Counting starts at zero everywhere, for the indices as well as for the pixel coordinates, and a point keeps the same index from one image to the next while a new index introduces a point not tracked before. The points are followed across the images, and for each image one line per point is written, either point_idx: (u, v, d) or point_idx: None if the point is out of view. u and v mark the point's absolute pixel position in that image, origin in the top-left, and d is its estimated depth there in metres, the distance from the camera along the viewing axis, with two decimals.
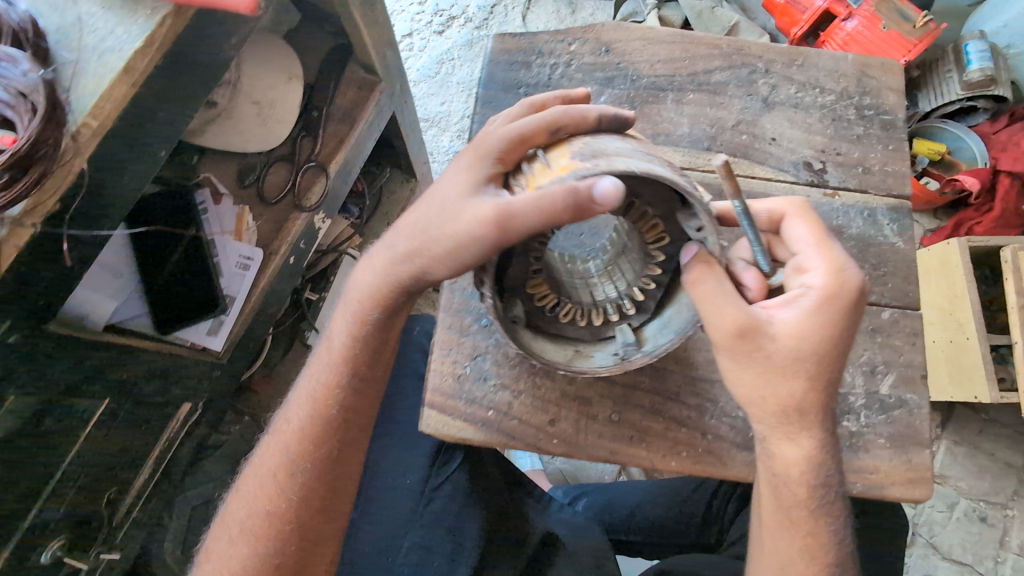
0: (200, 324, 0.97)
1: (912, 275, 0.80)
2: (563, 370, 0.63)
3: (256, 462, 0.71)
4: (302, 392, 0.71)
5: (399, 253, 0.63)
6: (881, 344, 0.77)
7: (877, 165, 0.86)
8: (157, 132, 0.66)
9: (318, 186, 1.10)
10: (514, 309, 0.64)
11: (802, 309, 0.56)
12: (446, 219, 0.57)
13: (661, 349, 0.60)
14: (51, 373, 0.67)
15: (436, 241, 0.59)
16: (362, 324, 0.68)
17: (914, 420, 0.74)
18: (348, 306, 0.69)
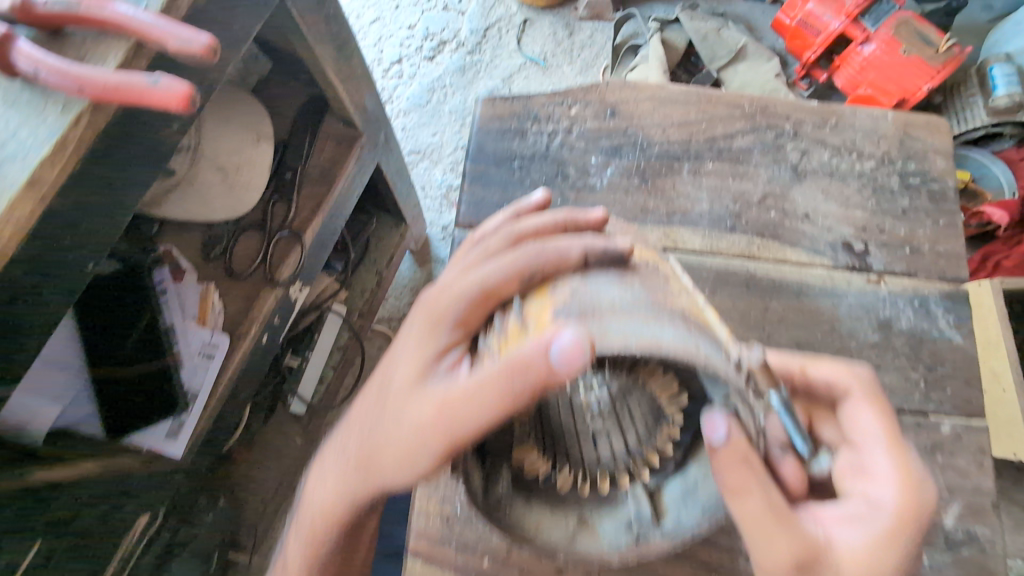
0: (158, 426, 0.86)
1: (975, 377, 0.69)
2: (562, 555, 0.50)
3: None
4: None
5: (354, 458, 0.53)
6: (943, 466, 0.65)
7: (927, 244, 0.74)
8: (77, 247, 0.55)
9: (292, 258, 0.98)
10: (499, 480, 0.53)
11: (868, 534, 0.50)
12: (399, 406, 0.49)
13: (688, 530, 0.48)
14: None
15: (393, 434, 0.49)
16: (318, 546, 0.58)
17: (987, 561, 0.62)
18: (302, 525, 0.59)
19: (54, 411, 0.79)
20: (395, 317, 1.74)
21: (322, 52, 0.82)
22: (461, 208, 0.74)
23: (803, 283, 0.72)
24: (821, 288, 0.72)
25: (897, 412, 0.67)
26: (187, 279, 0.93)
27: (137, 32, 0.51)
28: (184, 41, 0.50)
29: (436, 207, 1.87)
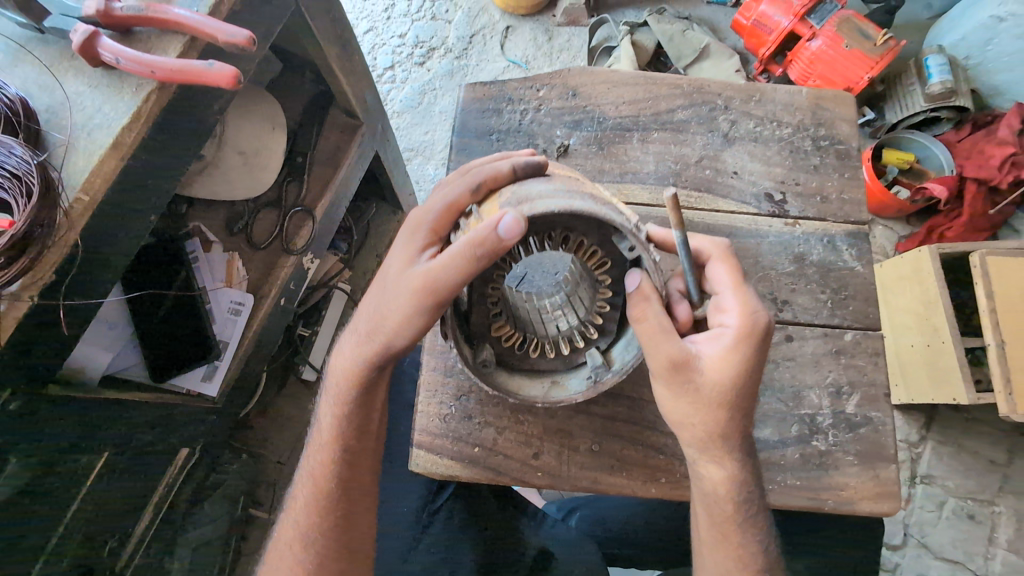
0: (197, 370, 1.02)
1: (872, 297, 0.86)
2: (542, 403, 0.70)
3: (279, 534, 0.81)
4: (304, 470, 0.81)
5: (364, 335, 0.72)
6: (846, 365, 0.83)
7: (834, 194, 0.90)
8: (147, 200, 0.70)
9: (306, 230, 1.14)
10: (483, 353, 0.72)
11: (723, 346, 0.65)
12: (390, 294, 0.67)
13: (627, 366, 0.67)
14: (46, 437, 0.70)
15: (389, 317, 0.68)
16: (342, 407, 0.77)
17: (880, 437, 0.80)
18: (329, 394, 0.79)
19: (107, 358, 0.92)
20: None
21: (328, 50, 0.98)
22: (449, 174, 0.90)
23: (733, 226, 0.88)
24: (747, 230, 0.88)
25: (808, 325, 0.84)
26: (214, 248, 1.08)
27: (196, 29, 0.66)
28: (230, 35, 0.66)
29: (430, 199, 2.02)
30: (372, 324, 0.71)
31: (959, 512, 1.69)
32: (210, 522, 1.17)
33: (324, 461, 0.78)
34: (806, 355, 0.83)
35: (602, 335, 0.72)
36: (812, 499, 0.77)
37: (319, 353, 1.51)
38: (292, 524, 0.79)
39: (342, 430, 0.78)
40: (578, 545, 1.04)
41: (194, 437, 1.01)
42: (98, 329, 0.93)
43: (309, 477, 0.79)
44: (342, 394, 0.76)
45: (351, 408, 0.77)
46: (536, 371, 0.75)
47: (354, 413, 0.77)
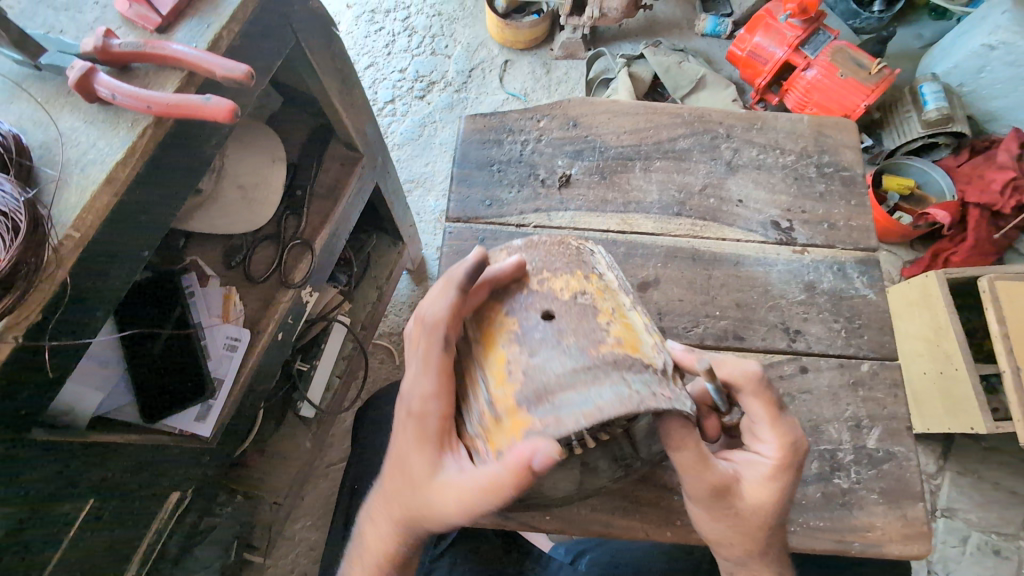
0: (188, 411, 0.97)
1: (887, 326, 0.83)
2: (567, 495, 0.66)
3: None
4: None
5: (393, 522, 0.68)
6: (864, 398, 0.79)
7: (842, 220, 0.89)
8: (139, 235, 0.69)
9: (304, 263, 1.13)
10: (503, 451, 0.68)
11: (760, 475, 0.63)
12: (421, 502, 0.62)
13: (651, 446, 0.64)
14: (28, 483, 0.66)
15: (420, 513, 0.64)
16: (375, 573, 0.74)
17: (905, 473, 0.76)
18: (354, 557, 0.75)
19: (96, 396, 0.89)
20: (395, 332, 1.86)
21: (328, 84, 0.98)
22: (450, 205, 0.89)
23: (740, 254, 0.86)
24: (755, 258, 0.86)
25: (823, 355, 0.81)
26: (210, 282, 1.06)
27: (193, 65, 0.67)
28: (228, 69, 0.66)
29: (431, 230, 2.02)
30: (400, 517, 0.66)
31: (983, 547, 1.62)
32: (203, 570, 1.11)
33: None
34: (822, 386, 0.79)
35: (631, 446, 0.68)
36: (837, 541, 0.73)
37: (318, 389, 1.48)
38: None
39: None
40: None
41: (185, 479, 0.96)
42: (87, 367, 0.90)
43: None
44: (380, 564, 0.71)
45: None
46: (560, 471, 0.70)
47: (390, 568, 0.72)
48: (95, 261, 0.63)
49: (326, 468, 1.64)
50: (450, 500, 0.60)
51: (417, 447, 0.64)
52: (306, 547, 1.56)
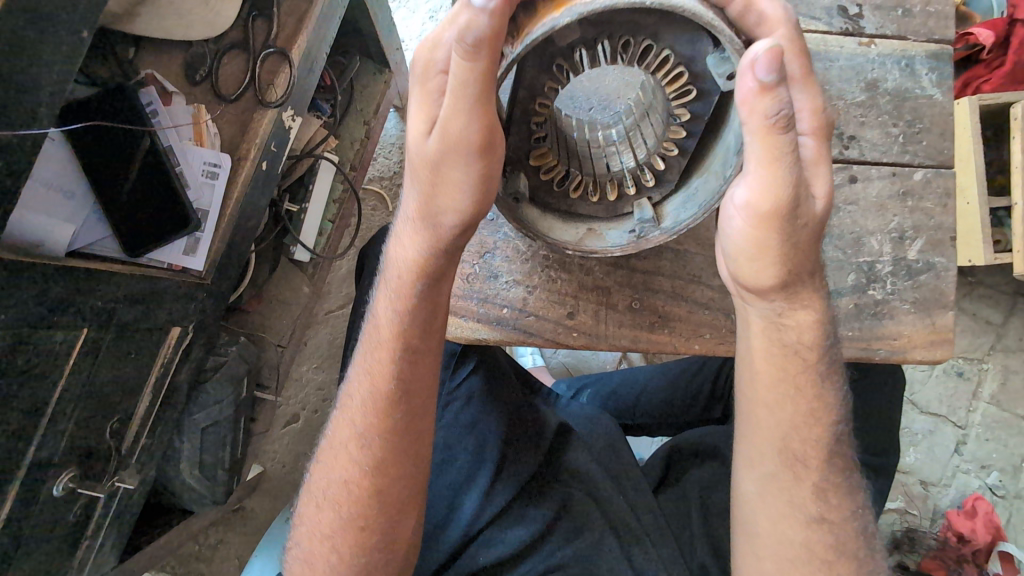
0: (174, 243, 0.90)
1: (949, 129, 0.75)
2: (573, 250, 0.65)
3: (334, 432, 0.73)
4: (331, 477, 0.73)
5: (407, 277, 0.66)
6: (912, 208, 0.74)
7: (919, 5, 0.75)
8: (64, 12, 0.60)
9: (282, 76, 0.95)
10: (518, 185, 0.64)
11: (812, 163, 0.57)
12: (436, 181, 0.59)
13: (682, 226, 0.62)
14: (12, 298, 0.66)
15: (443, 202, 0.60)
16: (378, 416, 0.70)
17: (940, 283, 0.73)
18: (355, 385, 0.72)
19: (71, 228, 0.85)
20: (386, 177, 1.66)
21: None
22: None
23: None
24: (814, 53, 0.74)
25: (875, 165, 0.74)
26: (175, 99, 0.94)
27: None
28: None
29: None
30: (416, 245, 0.64)
31: (950, 371, 1.77)
32: (216, 403, 1.18)
33: (346, 466, 0.71)
34: (870, 198, 0.74)
35: (656, 185, 0.66)
36: (863, 349, 0.72)
37: (311, 231, 1.40)
38: (347, 421, 0.72)
39: (404, 322, 0.68)
40: (598, 420, 0.98)
41: (184, 316, 0.91)
42: (34, 190, 0.82)
43: (369, 379, 0.70)
44: (404, 278, 0.67)
45: (391, 428, 0.70)
46: (571, 216, 0.69)
47: (419, 306, 0.67)
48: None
49: (326, 314, 1.60)
50: (460, 224, 0.61)
51: (422, 104, 0.58)
52: (314, 387, 1.60)
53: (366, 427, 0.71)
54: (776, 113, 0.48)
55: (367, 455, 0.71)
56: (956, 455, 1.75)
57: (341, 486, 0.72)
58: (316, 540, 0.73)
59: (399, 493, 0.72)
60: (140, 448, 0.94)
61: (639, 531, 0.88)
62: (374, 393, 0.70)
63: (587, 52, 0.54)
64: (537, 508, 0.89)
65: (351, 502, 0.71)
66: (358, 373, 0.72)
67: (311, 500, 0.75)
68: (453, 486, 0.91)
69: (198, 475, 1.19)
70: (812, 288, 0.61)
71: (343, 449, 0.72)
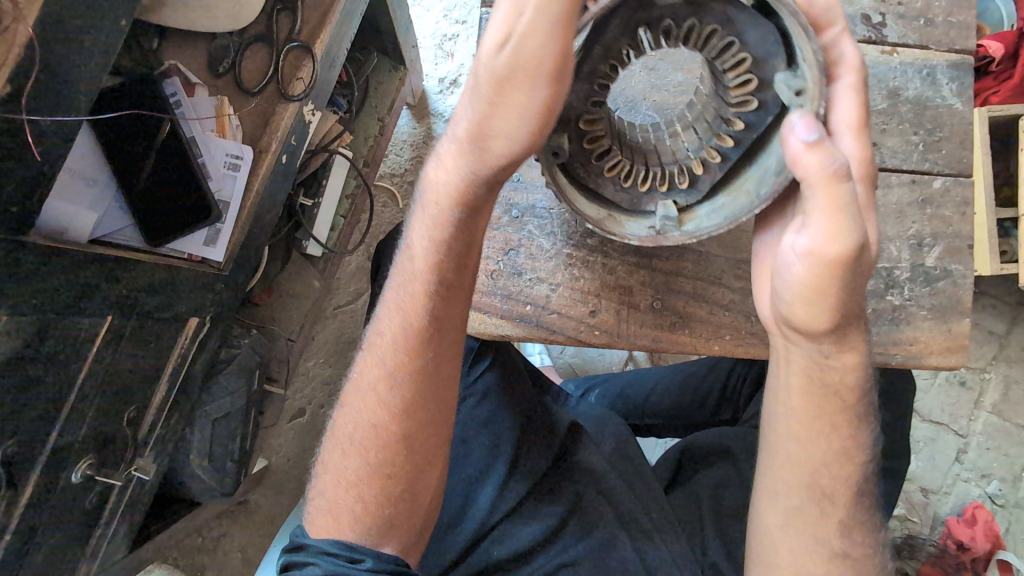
0: (196, 233, 0.91)
1: (968, 138, 0.76)
2: (593, 225, 0.64)
3: (360, 373, 0.74)
4: (359, 414, 0.73)
5: (444, 201, 0.66)
6: (931, 216, 0.75)
7: (941, 16, 0.76)
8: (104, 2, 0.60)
9: (305, 71, 0.96)
10: (560, 144, 0.64)
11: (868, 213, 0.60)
12: (492, 105, 0.58)
13: (703, 232, 0.62)
14: (44, 286, 0.66)
15: (496, 129, 0.59)
16: (409, 355, 0.71)
17: (957, 290, 0.74)
18: (388, 317, 0.72)
19: (93, 215, 0.85)
20: (398, 174, 1.67)
21: None
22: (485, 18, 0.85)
23: None
24: None
25: (895, 172, 0.75)
26: (197, 91, 0.94)
27: None
28: None
29: (432, 59, 1.67)
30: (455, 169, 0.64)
31: (952, 380, 1.78)
32: (228, 395, 1.18)
33: (374, 407, 0.72)
34: (890, 204, 0.74)
35: (687, 189, 0.66)
36: (881, 354, 0.73)
37: (323, 226, 1.41)
38: (377, 358, 0.72)
39: (440, 253, 0.68)
40: (606, 419, 1.01)
41: (203, 307, 0.91)
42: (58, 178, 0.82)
43: (403, 312, 0.71)
44: (442, 206, 0.67)
45: (419, 371, 0.71)
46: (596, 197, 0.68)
47: (454, 236, 0.68)
48: (38, 50, 0.56)
49: (335, 309, 1.61)
50: (509, 152, 0.60)
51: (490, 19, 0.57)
52: (321, 382, 1.60)
53: (398, 366, 0.71)
54: (827, 164, 0.53)
55: (396, 394, 0.71)
56: (956, 464, 1.76)
57: (361, 471, 0.72)
58: (337, 485, 0.74)
59: (426, 452, 0.73)
60: (156, 436, 0.95)
61: (649, 530, 0.88)
62: (406, 328, 0.71)
63: (650, 34, 0.59)
64: (550, 505, 0.90)
65: (376, 442, 0.72)
66: (389, 308, 0.72)
67: (336, 448, 0.76)
68: (465, 482, 0.91)
69: (207, 467, 1.19)
70: (861, 335, 0.63)
71: (371, 390, 0.72)
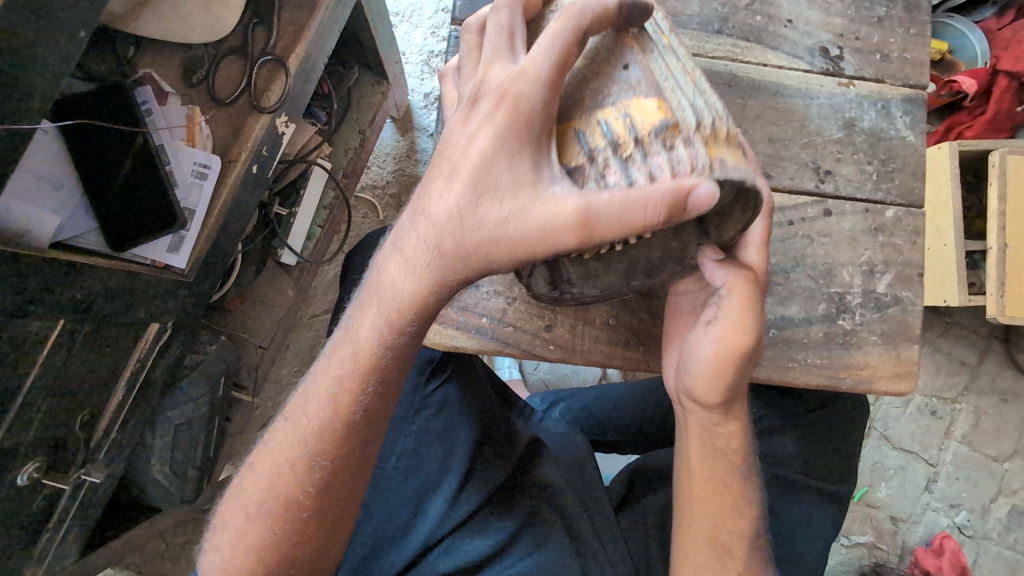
0: (159, 240, 0.91)
1: (920, 170, 0.78)
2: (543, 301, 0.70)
3: (277, 443, 0.71)
4: (273, 475, 0.71)
5: (411, 266, 0.65)
6: (883, 244, 0.76)
7: (896, 52, 0.79)
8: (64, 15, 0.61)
9: (276, 86, 0.97)
10: None
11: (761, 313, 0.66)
12: (484, 181, 0.61)
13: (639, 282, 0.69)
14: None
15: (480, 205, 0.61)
16: (330, 441, 0.69)
17: (907, 317, 0.76)
18: (311, 401, 0.70)
19: (57, 219, 0.84)
20: (379, 186, 1.68)
21: None
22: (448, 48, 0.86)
23: (780, 83, 0.77)
24: (796, 89, 0.77)
25: (850, 200, 0.77)
26: (170, 100, 0.95)
27: None
28: None
29: (418, 74, 1.69)
30: (435, 239, 0.63)
31: (923, 409, 1.80)
32: (191, 401, 1.18)
33: (290, 482, 0.70)
34: (843, 231, 0.76)
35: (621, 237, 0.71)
36: (829, 376, 0.74)
37: (299, 235, 1.41)
38: (296, 438, 0.70)
39: (380, 348, 0.68)
40: (570, 438, 1.02)
41: (162, 312, 0.92)
42: (22, 180, 0.81)
43: (331, 400, 0.69)
44: (388, 307, 0.67)
45: (342, 455, 0.70)
46: None
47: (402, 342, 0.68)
48: None
49: (310, 317, 1.61)
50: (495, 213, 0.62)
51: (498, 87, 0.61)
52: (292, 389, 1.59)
53: (319, 451, 0.70)
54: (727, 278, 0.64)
55: (315, 477, 0.70)
56: (925, 493, 1.77)
57: (291, 478, 0.70)
58: (236, 549, 0.71)
59: (339, 524, 0.73)
60: (110, 442, 0.94)
61: (596, 551, 0.88)
62: (332, 421, 0.69)
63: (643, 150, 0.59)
64: (503, 522, 0.89)
65: (287, 520, 0.70)
66: (315, 385, 0.71)
67: (240, 508, 0.72)
68: (416, 492, 0.90)
69: (168, 473, 1.17)
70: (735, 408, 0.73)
71: (286, 467, 0.70)
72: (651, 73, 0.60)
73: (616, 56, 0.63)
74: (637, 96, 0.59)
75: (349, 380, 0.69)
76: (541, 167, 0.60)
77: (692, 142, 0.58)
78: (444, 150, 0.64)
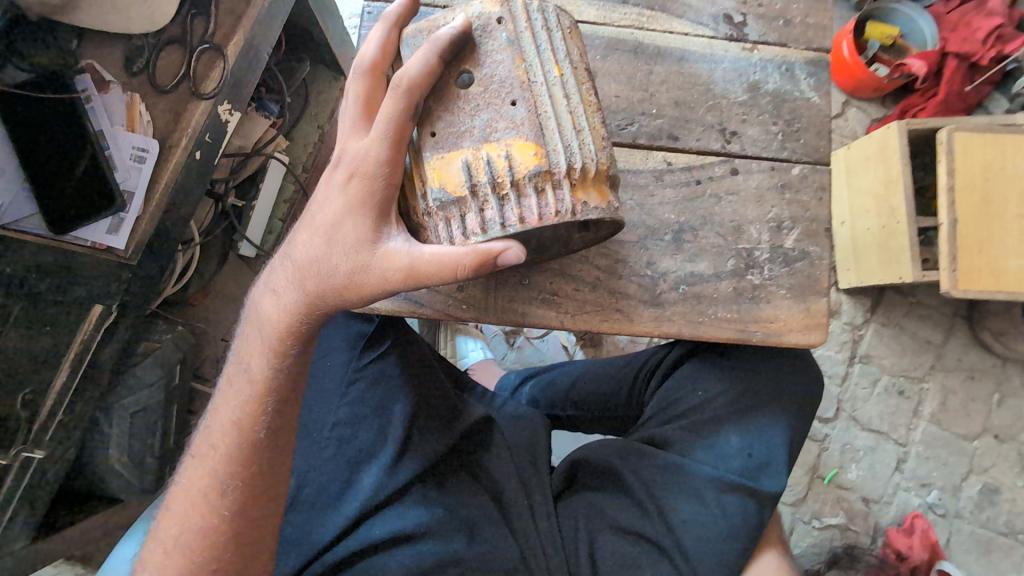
0: (97, 223, 0.93)
1: (825, 129, 0.81)
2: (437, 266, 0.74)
3: (189, 477, 0.76)
4: (187, 506, 0.74)
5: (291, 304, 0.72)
6: (790, 200, 0.79)
7: (798, 17, 0.82)
8: None
9: (217, 71, 1.03)
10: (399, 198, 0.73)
11: None
12: (341, 233, 0.66)
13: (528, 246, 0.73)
14: None
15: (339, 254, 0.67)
16: (238, 468, 0.75)
17: (815, 271, 0.78)
18: (217, 434, 0.76)
19: None
20: None
21: None
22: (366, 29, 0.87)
23: (685, 49, 0.80)
24: (701, 55, 0.80)
25: (756, 159, 0.79)
26: (111, 90, 0.94)
27: None
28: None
29: None
30: (307, 287, 0.70)
31: (891, 389, 1.77)
32: (146, 388, 1.20)
33: (205, 511, 0.73)
34: (750, 189, 0.78)
35: None
36: (740, 330, 0.76)
37: (257, 227, 1.44)
38: (206, 466, 0.76)
39: (274, 379, 0.76)
40: (526, 417, 1.02)
41: (104, 294, 0.97)
42: None
43: (234, 425, 0.75)
44: (277, 343, 0.74)
45: (252, 473, 0.75)
46: None
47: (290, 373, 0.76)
48: None
49: None
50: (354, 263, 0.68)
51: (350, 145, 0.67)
52: None
53: (228, 473, 0.74)
54: None
55: (227, 499, 0.74)
56: (897, 473, 1.74)
57: (205, 497, 0.74)
58: None
59: (258, 548, 0.75)
60: (55, 422, 0.96)
61: (528, 518, 0.90)
62: (240, 441, 0.75)
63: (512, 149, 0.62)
64: (440, 492, 0.90)
65: (204, 548, 0.72)
66: (217, 417, 0.77)
67: (158, 542, 0.74)
68: (350, 462, 0.91)
69: (125, 461, 1.18)
70: None
71: (200, 494, 0.74)
72: (535, 109, 0.62)
73: (488, 99, 0.62)
74: (517, 136, 0.61)
75: (250, 411, 0.76)
76: (383, 231, 0.66)
77: (561, 187, 0.62)
78: (311, 209, 0.70)
